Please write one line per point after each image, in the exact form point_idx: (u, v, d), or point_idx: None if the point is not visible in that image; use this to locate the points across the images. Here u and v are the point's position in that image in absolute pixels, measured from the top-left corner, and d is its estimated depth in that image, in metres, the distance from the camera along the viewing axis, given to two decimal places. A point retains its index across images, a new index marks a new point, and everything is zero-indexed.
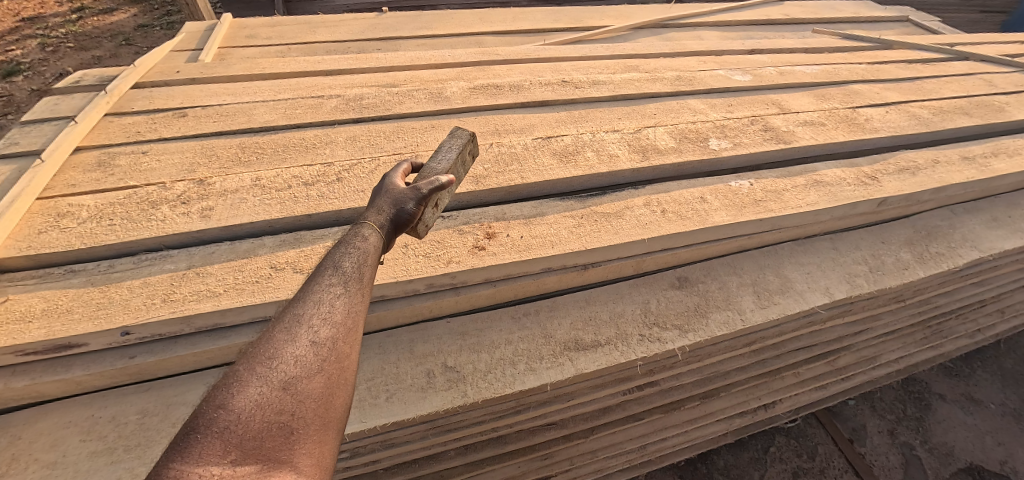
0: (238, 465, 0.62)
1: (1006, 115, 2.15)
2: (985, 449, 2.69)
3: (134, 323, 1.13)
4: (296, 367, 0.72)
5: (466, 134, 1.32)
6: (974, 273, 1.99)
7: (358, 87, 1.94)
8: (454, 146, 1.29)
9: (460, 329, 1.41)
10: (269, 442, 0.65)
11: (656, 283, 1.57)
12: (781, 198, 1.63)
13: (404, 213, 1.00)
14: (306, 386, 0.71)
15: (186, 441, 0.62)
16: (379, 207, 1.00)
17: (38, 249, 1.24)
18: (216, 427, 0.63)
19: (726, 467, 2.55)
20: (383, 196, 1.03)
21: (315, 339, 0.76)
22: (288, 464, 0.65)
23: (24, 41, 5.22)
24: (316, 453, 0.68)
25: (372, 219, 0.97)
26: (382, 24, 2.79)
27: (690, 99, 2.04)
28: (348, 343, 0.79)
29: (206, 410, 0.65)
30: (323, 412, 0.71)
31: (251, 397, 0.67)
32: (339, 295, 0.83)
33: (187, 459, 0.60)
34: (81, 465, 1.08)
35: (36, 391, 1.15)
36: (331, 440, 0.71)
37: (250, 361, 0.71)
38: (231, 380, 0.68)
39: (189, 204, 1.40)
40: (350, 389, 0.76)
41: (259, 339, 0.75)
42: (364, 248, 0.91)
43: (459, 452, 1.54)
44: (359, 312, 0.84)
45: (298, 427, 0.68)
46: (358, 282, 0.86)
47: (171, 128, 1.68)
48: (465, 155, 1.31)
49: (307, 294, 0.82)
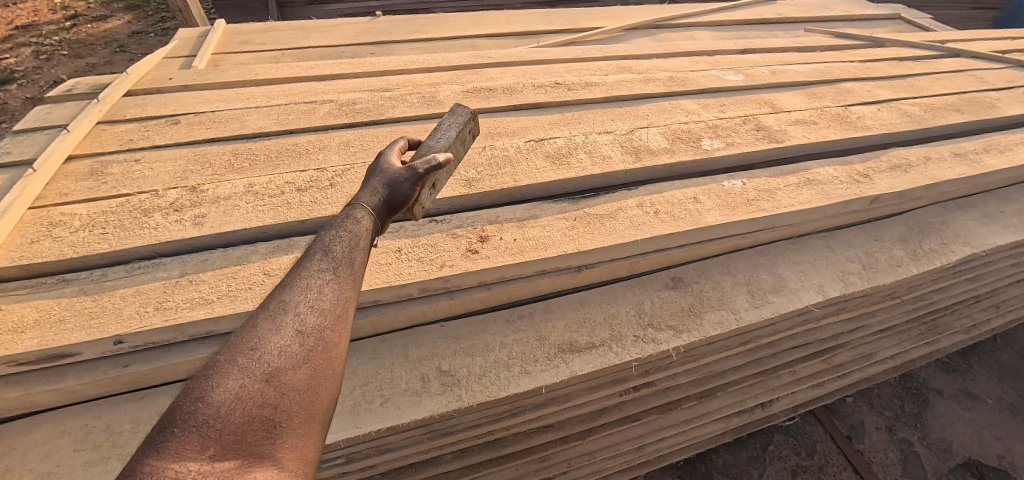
0: (218, 461, 0.62)
1: (997, 111, 2.16)
2: (983, 444, 2.70)
3: (127, 331, 1.13)
4: (280, 358, 0.72)
5: (467, 112, 1.35)
6: (969, 269, 2.00)
7: (351, 92, 1.95)
8: (454, 124, 1.31)
9: (454, 332, 1.41)
10: (252, 435, 0.65)
11: (651, 284, 1.58)
12: (774, 197, 1.63)
13: (398, 194, 1.00)
14: (291, 378, 0.71)
15: (163, 435, 0.63)
16: (374, 187, 1.01)
17: (31, 258, 1.24)
18: (194, 421, 0.64)
19: (726, 466, 2.55)
20: (377, 176, 1.03)
21: (301, 328, 0.76)
22: (271, 460, 0.65)
23: (18, 49, 5.21)
24: (300, 447, 0.69)
25: (365, 201, 0.97)
26: (375, 29, 2.79)
27: (683, 99, 2.05)
28: (336, 331, 0.79)
29: (184, 404, 0.65)
30: (308, 404, 0.72)
31: (232, 389, 0.67)
32: (328, 281, 0.83)
33: (163, 455, 0.61)
34: (75, 474, 1.08)
35: (30, 401, 1.15)
36: (316, 434, 0.72)
37: (233, 351, 0.71)
38: (211, 371, 0.69)
39: (182, 211, 1.40)
40: (337, 380, 0.77)
41: (244, 328, 0.75)
42: (356, 231, 0.91)
43: (456, 456, 1.54)
44: (348, 299, 0.84)
45: (282, 421, 0.68)
46: (349, 267, 0.87)
47: (164, 136, 1.68)
48: (466, 133, 1.34)
49: (295, 280, 0.82)
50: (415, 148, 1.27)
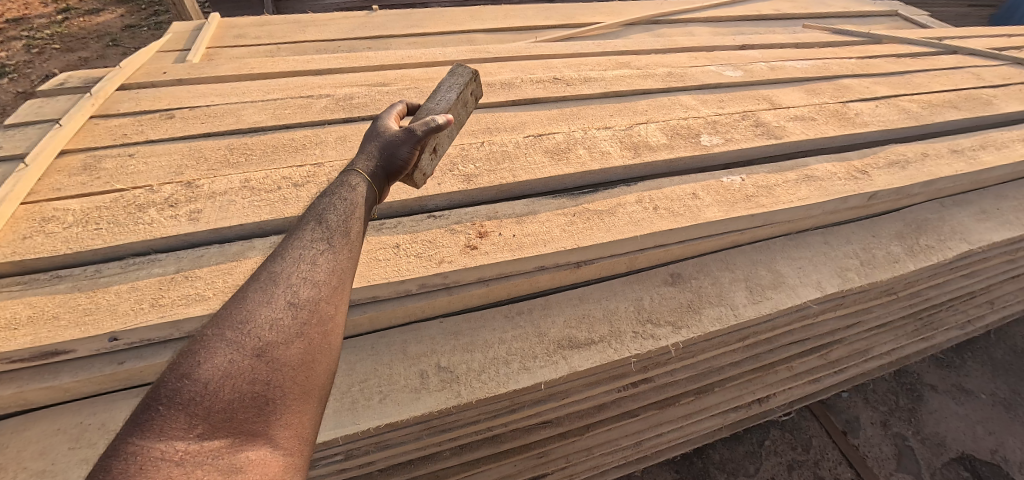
0: (207, 440, 0.62)
1: (994, 107, 2.17)
2: (976, 437, 2.72)
3: (122, 328, 1.11)
4: (271, 332, 0.72)
5: (469, 72, 1.37)
6: (964, 265, 2.01)
7: (348, 87, 1.93)
8: (455, 85, 1.32)
9: (453, 329, 1.41)
10: (243, 413, 0.65)
11: (651, 280, 1.57)
12: (773, 193, 1.63)
13: (395, 159, 1.03)
14: (284, 352, 0.71)
15: (147, 413, 0.62)
16: (369, 153, 1.03)
17: (23, 255, 1.22)
18: (181, 398, 0.63)
19: (722, 461, 2.56)
20: (373, 141, 1.06)
21: (293, 301, 0.76)
22: (263, 437, 0.65)
23: (9, 43, 5.14)
24: (294, 424, 0.69)
25: (360, 167, 1.00)
26: (371, 23, 2.76)
27: (682, 95, 2.04)
28: (331, 304, 0.79)
29: (170, 381, 0.65)
30: (303, 380, 0.72)
31: (220, 365, 0.67)
32: (322, 252, 0.84)
33: (149, 433, 0.60)
34: (69, 472, 1.07)
35: (23, 398, 1.13)
36: (311, 409, 0.72)
37: (221, 326, 0.71)
38: (198, 347, 0.68)
39: (177, 207, 1.39)
40: (333, 354, 0.77)
41: (233, 300, 0.75)
42: (352, 200, 0.93)
43: (454, 452, 1.54)
44: (344, 271, 0.84)
45: (273, 398, 0.68)
46: (343, 239, 0.87)
47: (158, 131, 1.66)
48: (467, 95, 1.36)
49: (287, 251, 0.83)
50: (416, 111, 1.31)
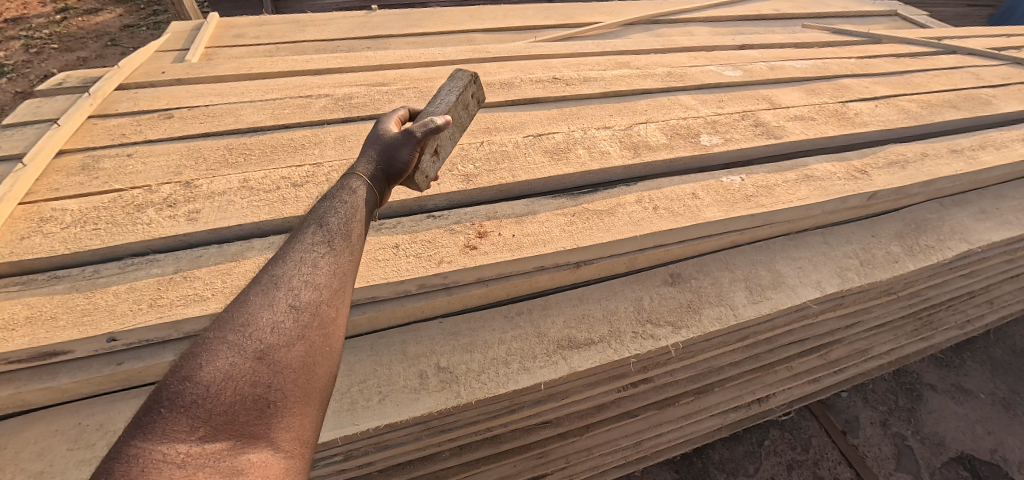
0: (208, 442, 0.62)
1: (993, 107, 2.17)
2: (975, 437, 2.72)
3: (120, 329, 1.11)
4: (273, 334, 0.72)
5: (468, 75, 1.37)
6: (964, 265, 2.01)
7: (347, 87, 1.93)
8: (455, 87, 1.32)
9: (453, 329, 1.40)
10: (244, 416, 0.65)
11: (650, 280, 1.57)
12: (772, 193, 1.63)
13: (395, 161, 1.03)
14: (286, 355, 0.71)
15: (149, 416, 0.62)
16: (370, 156, 1.03)
17: (21, 255, 1.22)
18: (182, 401, 0.63)
19: (722, 461, 2.56)
20: (373, 144, 1.06)
21: (295, 303, 0.76)
22: (264, 440, 0.65)
23: (7, 43, 5.13)
24: (295, 427, 0.69)
25: (361, 170, 0.99)
26: (370, 23, 2.76)
27: (682, 95, 2.04)
28: (332, 306, 0.79)
29: (172, 383, 0.64)
30: (304, 382, 0.72)
31: (222, 368, 0.67)
32: (323, 255, 0.83)
33: (150, 436, 0.60)
34: (67, 473, 1.06)
35: (21, 399, 1.12)
36: (312, 412, 0.72)
37: (222, 328, 0.70)
38: (199, 350, 0.68)
39: (176, 207, 1.38)
40: (334, 357, 0.77)
41: (235, 302, 0.75)
42: (353, 202, 0.93)
43: (453, 452, 1.54)
44: (345, 274, 0.84)
45: (275, 401, 0.68)
46: (344, 241, 0.87)
47: (157, 130, 1.66)
48: (467, 97, 1.35)
49: (288, 254, 0.82)
50: (417, 114, 1.31)
